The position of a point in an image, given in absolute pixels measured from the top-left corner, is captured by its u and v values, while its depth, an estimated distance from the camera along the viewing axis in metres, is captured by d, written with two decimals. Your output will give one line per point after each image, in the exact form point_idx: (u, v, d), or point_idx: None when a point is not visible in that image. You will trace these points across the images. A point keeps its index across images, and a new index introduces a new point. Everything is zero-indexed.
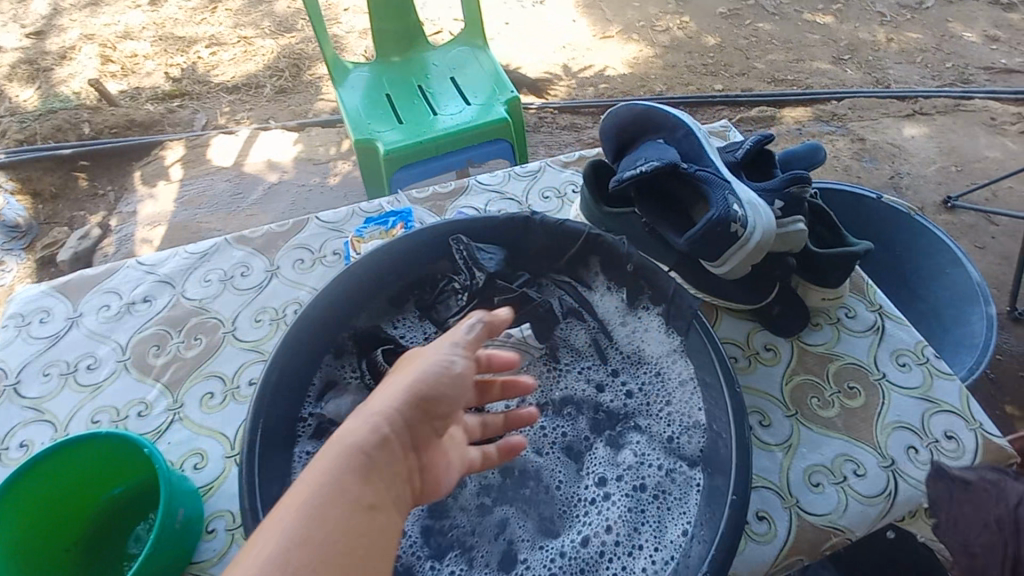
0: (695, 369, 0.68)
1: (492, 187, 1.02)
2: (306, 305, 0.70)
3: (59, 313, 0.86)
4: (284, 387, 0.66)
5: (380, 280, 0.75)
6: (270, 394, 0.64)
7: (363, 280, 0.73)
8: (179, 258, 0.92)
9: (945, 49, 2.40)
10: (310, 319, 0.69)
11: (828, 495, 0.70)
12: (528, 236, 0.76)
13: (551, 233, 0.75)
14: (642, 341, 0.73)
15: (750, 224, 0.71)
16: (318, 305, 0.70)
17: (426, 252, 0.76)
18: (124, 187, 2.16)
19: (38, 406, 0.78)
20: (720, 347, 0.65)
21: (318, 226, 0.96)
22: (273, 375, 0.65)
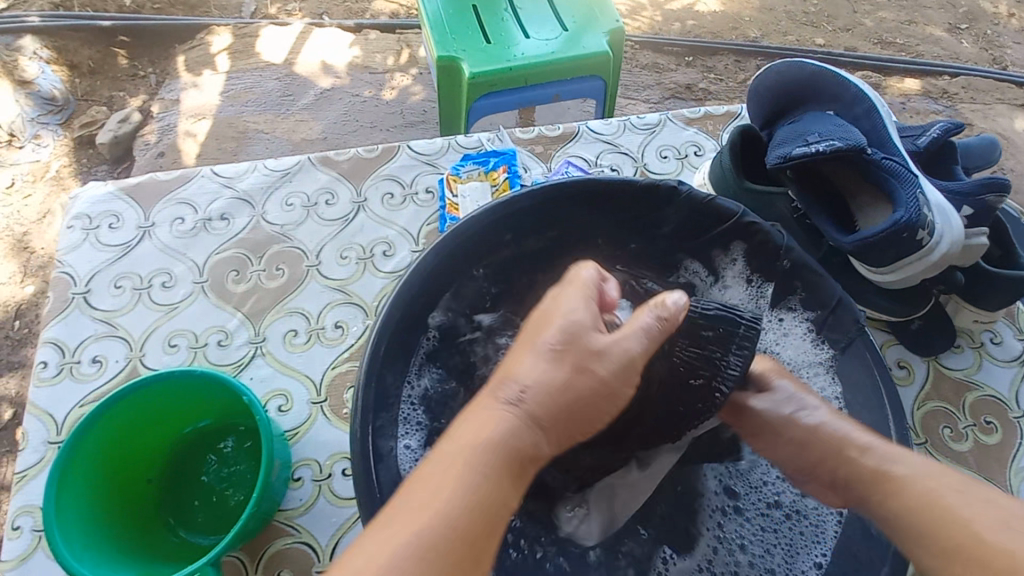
0: (846, 392, 0.60)
1: (604, 137, 0.90)
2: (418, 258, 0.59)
3: (130, 219, 0.79)
4: (389, 351, 0.58)
5: (493, 236, 0.64)
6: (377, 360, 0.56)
7: (480, 236, 0.63)
8: (258, 174, 0.83)
9: None
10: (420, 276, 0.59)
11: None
12: (668, 209, 0.65)
13: (698, 210, 0.64)
14: (779, 346, 0.65)
15: (939, 232, 0.61)
16: (429, 261, 0.59)
17: (546, 211, 0.65)
18: (167, 72, 2.01)
19: (111, 320, 0.73)
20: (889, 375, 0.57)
21: (410, 157, 0.86)
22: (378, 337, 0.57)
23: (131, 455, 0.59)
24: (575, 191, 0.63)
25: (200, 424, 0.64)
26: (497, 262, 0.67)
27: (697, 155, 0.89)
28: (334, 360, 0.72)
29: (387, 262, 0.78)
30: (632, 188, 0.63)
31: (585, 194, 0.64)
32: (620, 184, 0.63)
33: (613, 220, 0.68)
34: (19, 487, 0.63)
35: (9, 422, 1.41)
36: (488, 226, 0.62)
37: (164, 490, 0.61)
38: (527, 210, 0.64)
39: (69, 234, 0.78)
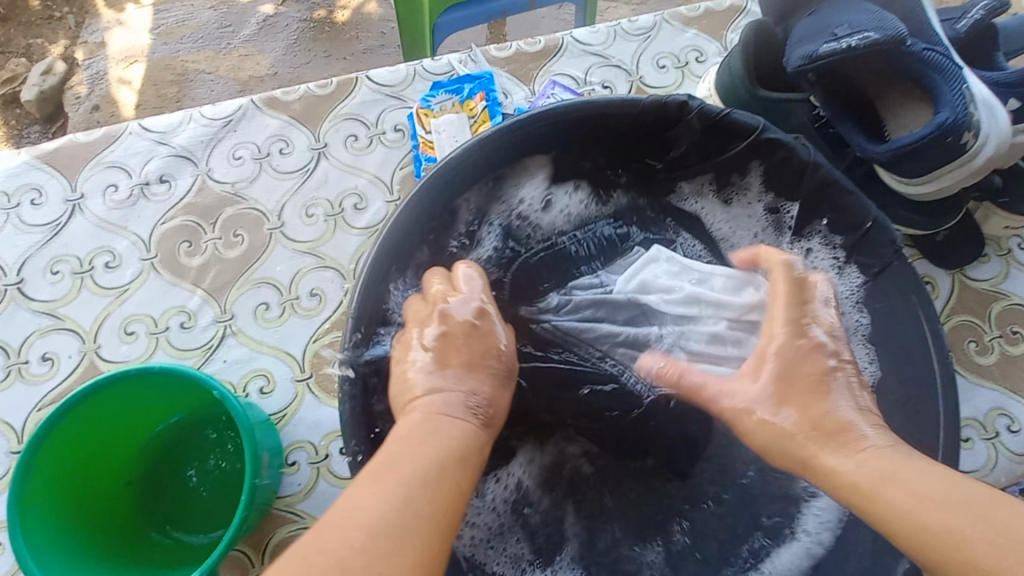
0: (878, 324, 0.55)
1: (593, 49, 0.78)
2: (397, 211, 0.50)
3: (54, 193, 0.68)
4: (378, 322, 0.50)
5: (477, 177, 0.55)
6: (364, 338, 0.48)
7: (465, 178, 0.54)
8: (196, 125, 0.71)
9: None
10: (401, 233, 0.50)
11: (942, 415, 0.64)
12: (676, 130, 0.56)
13: (713, 128, 0.54)
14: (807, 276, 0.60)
15: (983, 133, 0.54)
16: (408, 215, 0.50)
17: (538, 142, 0.56)
18: (85, 9, 1.76)
19: (54, 311, 0.64)
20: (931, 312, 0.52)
21: (370, 90, 0.74)
22: (362, 312, 0.48)
23: (93, 472, 0.52)
24: (568, 117, 0.54)
25: (172, 420, 0.58)
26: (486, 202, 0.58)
27: (700, 61, 0.78)
28: (313, 332, 0.65)
29: (359, 217, 0.69)
30: (637, 107, 0.54)
31: (577, 118, 0.54)
32: (622, 104, 0.54)
33: (614, 144, 0.58)
34: None
35: None
36: (473, 167, 0.53)
37: (145, 495, 0.56)
38: (517, 143, 0.54)
39: None
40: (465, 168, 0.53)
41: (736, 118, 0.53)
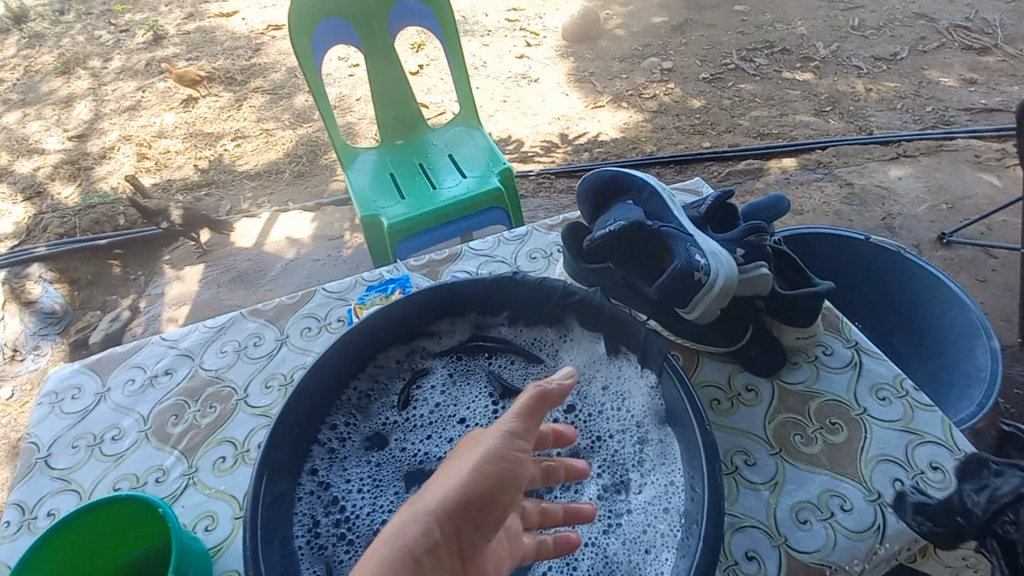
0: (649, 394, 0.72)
1: (483, 253, 1.10)
2: (309, 368, 0.75)
3: (90, 388, 0.94)
4: (284, 449, 0.70)
5: (374, 342, 0.80)
6: (272, 459, 0.68)
7: (362, 341, 0.79)
8: (199, 332, 1.00)
9: (907, 106, 2.74)
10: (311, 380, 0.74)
11: (761, 495, 0.74)
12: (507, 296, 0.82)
13: (532, 291, 0.80)
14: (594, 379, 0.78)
15: (712, 271, 0.77)
16: (317, 368, 0.75)
17: (420, 315, 0.82)
18: (154, 271, 2.32)
19: (66, 475, 0.84)
20: (691, 390, 0.67)
21: (324, 296, 1.05)
22: (275, 438, 0.69)
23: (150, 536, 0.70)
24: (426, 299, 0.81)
25: (135, 554, 0.71)
26: (389, 367, 0.82)
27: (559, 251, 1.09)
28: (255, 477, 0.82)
29: None
30: (477, 287, 0.81)
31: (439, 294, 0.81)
32: (463, 286, 0.81)
33: (469, 303, 0.83)
34: None
35: None
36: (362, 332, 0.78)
37: None
38: (400, 315, 0.81)
39: (38, 409, 0.92)
40: (362, 334, 0.79)
41: (523, 281, 0.79)
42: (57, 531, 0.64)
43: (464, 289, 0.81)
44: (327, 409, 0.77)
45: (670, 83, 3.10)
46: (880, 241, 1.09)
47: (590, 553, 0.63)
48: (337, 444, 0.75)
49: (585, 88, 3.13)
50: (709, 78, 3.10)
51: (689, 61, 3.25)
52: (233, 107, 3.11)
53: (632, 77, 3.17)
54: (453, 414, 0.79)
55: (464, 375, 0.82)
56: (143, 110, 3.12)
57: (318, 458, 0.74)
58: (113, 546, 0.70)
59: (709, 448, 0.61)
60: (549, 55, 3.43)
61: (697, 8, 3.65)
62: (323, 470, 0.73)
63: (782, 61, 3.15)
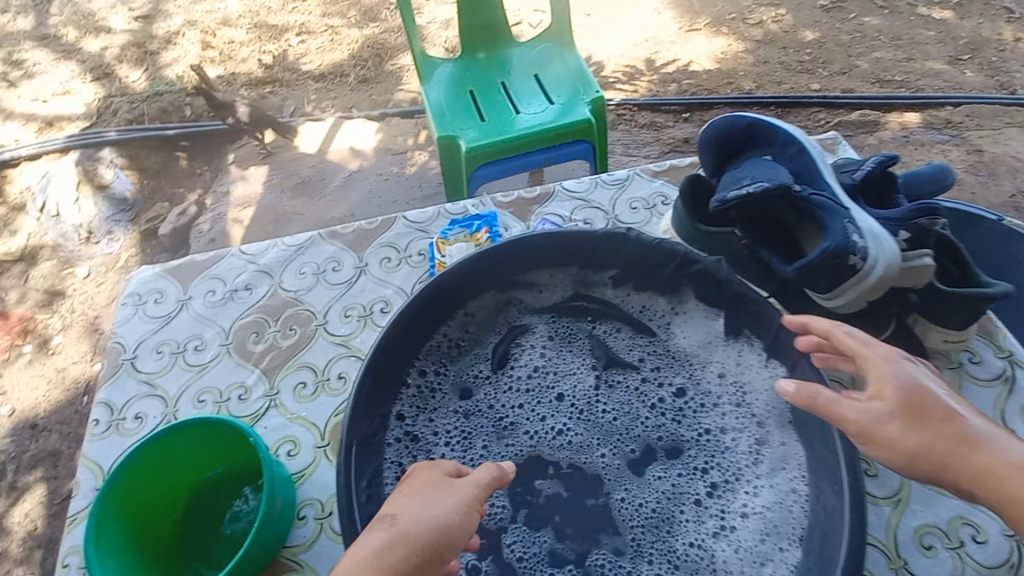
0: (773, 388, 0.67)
1: (578, 195, 0.99)
2: (402, 309, 0.69)
3: (172, 295, 0.93)
4: (374, 395, 0.66)
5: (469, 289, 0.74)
6: (363, 404, 0.64)
7: (454, 286, 0.72)
8: (278, 249, 0.97)
9: None
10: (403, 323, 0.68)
11: (880, 511, 0.68)
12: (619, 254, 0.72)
13: (647, 252, 0.70)
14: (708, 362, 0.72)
15: (870, 257, 0.65)
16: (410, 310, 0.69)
17: (518, 264, 0.75)
18: (219, 168, 2.30)
19: (152, 380, 0.85)
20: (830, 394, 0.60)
21: (405, 225, 0.98)
22: (367, 381, 0.65)
23: (239, 457, 0.71)
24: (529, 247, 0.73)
25: (219, 469, 0.72)
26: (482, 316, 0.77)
27: (664, 204, 0.96)
28: (336, 407, 0.81)
29: (384, 318, 0.88)
30: (585, 239, 0.71)
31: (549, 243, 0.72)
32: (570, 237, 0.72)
33: (578, 258, 0.75)
34: (69, 529, 0.73)
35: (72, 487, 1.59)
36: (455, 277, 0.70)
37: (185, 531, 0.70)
38: (498, 261, 0.73)
39: (123, 310, 0.92)
40: (458, 279, 0.72)
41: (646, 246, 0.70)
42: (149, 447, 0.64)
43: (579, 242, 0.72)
44: (418, 352, 0.73)
45: (781, 9, 2.71)
46: None
47: (693, 554, 0.62)
48: (428, 391, 0.73)
49: (681, 7, 2.77)
50: (827, 7, 2.68)
51: None
52: None
53: None
54: (546, 377, 0.75)
55: (564, 339, 0.77)
56: None
57: (406, 402, 0.72)
58: (200, 461, 0.70)
59: (852, 469, 0.54)
60: None
61: None
62: (411, 416, 0.71)
63: None
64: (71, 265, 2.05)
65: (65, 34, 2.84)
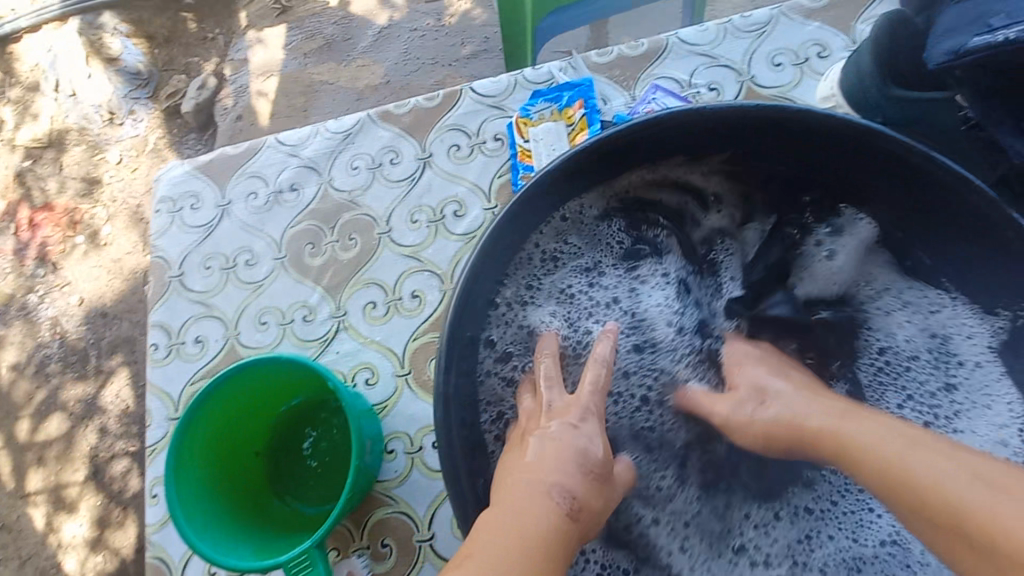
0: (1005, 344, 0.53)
1: (700, 48, 0.74)
2: (491, 225, 0.50)
3: (208, 198, 0.79)
4: (464, 333, 0.51)
5: (571, 189, 0.55)
6: (453, 350, 0.49)
7: (548, 192, 0.53)
8: (322, 137, 0.79)
9: None
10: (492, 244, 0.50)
11: None
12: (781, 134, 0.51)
13: (830, 134, 0.49)
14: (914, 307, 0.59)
15: None
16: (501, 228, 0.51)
17: (634, 151, 0.54)
18: (232, 30, 2.00)
19: (205, 300, 0.75)
20: None
21: (473, 101, 0.77)
22: (454, 320, 0.49)
23: (319, 390, 0.63)
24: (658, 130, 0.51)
25: (295, 401, 0.65)
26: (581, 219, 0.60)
27: (822, 57, 0.71)
28: (414, 331, 0.70)
29: (459, 223, 0.73)
30: (737, 117, 0.50)
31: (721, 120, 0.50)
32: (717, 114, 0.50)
33: (738, 144, 0.55)
34: (151, 460, 0.69)
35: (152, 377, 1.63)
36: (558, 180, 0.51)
37: (271, 466, 0.64)
38: (611, 152, 0.52)
39: (158, 219, 0.80)
40: (556, 180, 0.52)
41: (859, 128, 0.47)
42: (217, 388, 0.56)
43: (769, 118, 0.50)
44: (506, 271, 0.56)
45: None
46: None
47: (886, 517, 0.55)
48: (520, 308, 0.59)
49: None
50: None
51: None
52: None
53: None
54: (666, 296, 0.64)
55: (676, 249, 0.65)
56: None
57: (496, 329, 0.57)
58: (276, 392, 0.62)
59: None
60: None
61: None
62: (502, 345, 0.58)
63: None
64: (101, 149, 1.89)
65: None
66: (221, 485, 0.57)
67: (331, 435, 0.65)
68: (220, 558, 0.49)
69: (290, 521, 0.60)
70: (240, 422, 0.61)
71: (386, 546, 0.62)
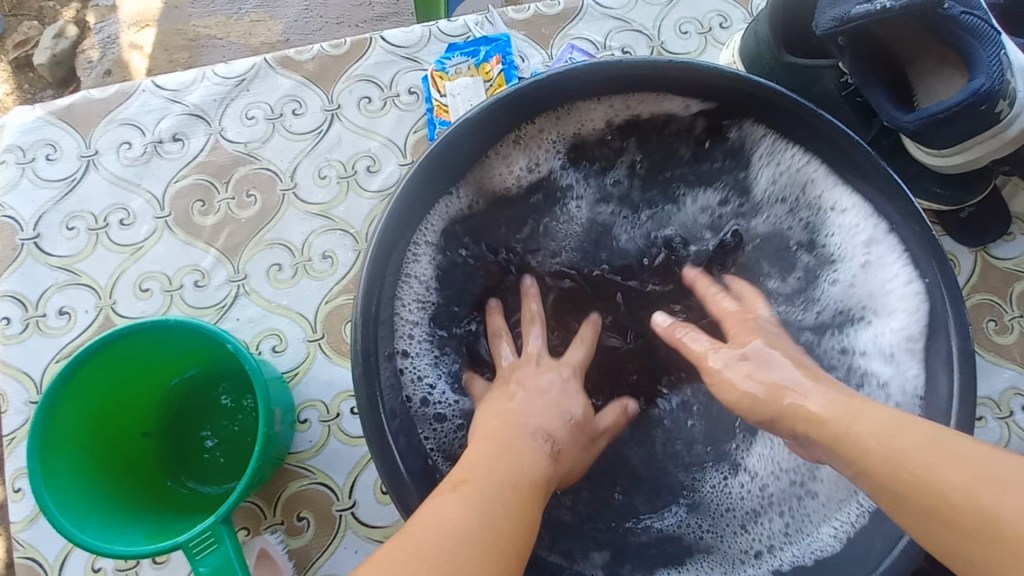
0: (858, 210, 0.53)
1: (614, 12, 0.75)
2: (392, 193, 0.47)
3: (69, 148, 0.68)
4: (381, 311, 0.49)
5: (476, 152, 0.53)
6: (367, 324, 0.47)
7: (449, 159, 0.51)
8: (209, 83, 0.70)
9: None
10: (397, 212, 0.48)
11: None
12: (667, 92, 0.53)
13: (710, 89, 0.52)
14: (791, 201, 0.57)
15: (1016, 103, 0.52)
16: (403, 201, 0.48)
17: (533, 110, 0.53)
18: None
19: (71, 266, 0.65)
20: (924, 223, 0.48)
21: (384, 51, 0.73)
22: (365, 294, 0.46)
23: (217, 358, 0.56)
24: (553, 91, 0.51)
25: (189, 372, 0.58)
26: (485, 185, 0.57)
27: (725, 28, 0.75)
28: (326, 294, 0.65)
29: (373, 179, 0.69)
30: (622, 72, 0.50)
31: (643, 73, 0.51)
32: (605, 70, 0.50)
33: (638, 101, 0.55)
34: (9, 450, 0.60)
35: None
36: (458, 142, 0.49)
37: (161, 448, 0.57)
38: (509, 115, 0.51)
39: (3, 171, 0.67)
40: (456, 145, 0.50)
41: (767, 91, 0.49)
42: (85, 365, 0.49)
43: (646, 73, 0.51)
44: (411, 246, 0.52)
45: None
46: None
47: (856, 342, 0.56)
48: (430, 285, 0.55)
49: None
50: None
51: None
52: None
53: None
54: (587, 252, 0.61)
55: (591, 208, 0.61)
56: None
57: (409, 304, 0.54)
58: (165, 365, 0.55)
59: (966, 357, 0.46)
60: None
61: None
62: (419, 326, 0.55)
63: None
64: None
65: None
66: (101, 472, 0.50)
67: (237, 408, 0.59)
68: (104, 546, 0.44)
69: (192, 503, 0.54)
70: (121, 403, 0.54)
71: (302, 520, 0.58)
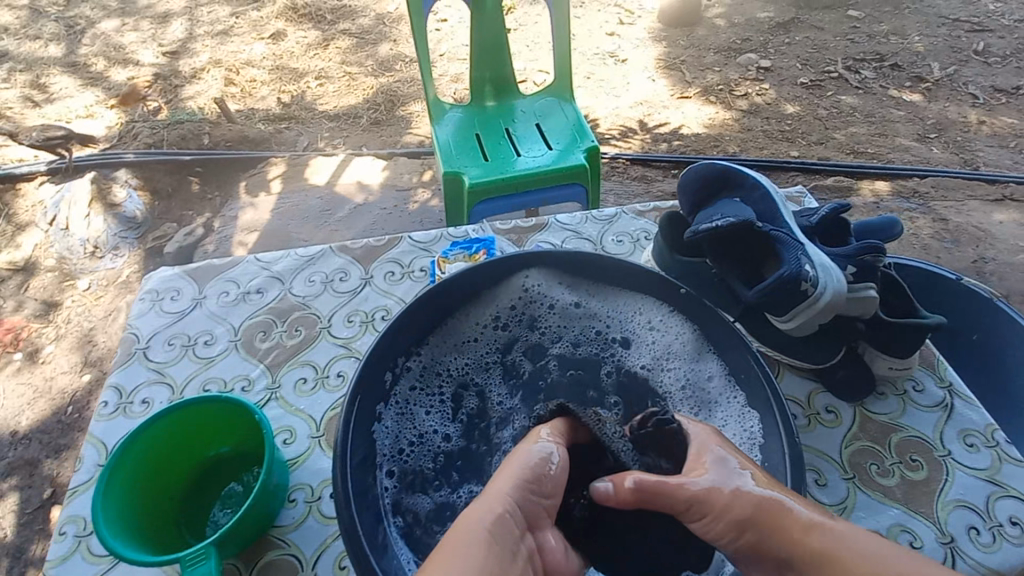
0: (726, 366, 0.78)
1: (570, 227, 1.09)
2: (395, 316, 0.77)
3: (187, 293, 1.00)
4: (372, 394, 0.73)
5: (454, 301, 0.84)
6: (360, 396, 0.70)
7: (437, 299, 0.82)
8: (290, 259, 1.05)
9: None
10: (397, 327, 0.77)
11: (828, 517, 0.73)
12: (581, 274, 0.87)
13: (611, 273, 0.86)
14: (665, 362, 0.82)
15: (820, 284, 0.74)
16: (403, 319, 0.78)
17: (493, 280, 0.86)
18: (230, 194, 2.37)
19: (161, 369, 0.91)
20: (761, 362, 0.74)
21: (410, 244, 1.07)
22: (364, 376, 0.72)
23: (245, 438, 0.75)
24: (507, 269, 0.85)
25: (223, 449, 0.76)
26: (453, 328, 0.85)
27: (647, 239, 1.06)
28: (333, 402, 0.86)
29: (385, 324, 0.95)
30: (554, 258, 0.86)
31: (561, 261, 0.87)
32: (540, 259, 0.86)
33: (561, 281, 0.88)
34: (69, 500, 0.78)
35: (45, 501, 1.54)
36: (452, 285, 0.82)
37: (176, 508, 0.72)
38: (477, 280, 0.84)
39: (140, 305, 0.99)
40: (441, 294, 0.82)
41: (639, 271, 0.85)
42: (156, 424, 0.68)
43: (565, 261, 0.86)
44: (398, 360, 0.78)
45: (765, 84, 2.96)
46: (973, 283, 0.97)
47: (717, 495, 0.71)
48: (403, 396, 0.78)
49: (674, 76, 3.03)
50: (807, 84, 2.94)
51: (789, 62, 3.09)
52: (320, 46, 3.10)
53: (724, 72, 3.05)
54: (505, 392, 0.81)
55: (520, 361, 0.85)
56: (235, 36, 3.11)
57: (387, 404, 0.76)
58: (208, 438, 0.75)
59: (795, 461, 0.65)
60: (641, 36, 3.32)
61: (808, 7, 3.46)
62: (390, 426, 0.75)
63: (891, 77, 2.94)
64: (72, 278, 2.08)
65: (94, 64, 2.89)
66: (136, 505, 0.66)
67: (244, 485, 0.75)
68: (118, 549, 0.58)
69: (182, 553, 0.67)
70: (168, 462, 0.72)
71: None
